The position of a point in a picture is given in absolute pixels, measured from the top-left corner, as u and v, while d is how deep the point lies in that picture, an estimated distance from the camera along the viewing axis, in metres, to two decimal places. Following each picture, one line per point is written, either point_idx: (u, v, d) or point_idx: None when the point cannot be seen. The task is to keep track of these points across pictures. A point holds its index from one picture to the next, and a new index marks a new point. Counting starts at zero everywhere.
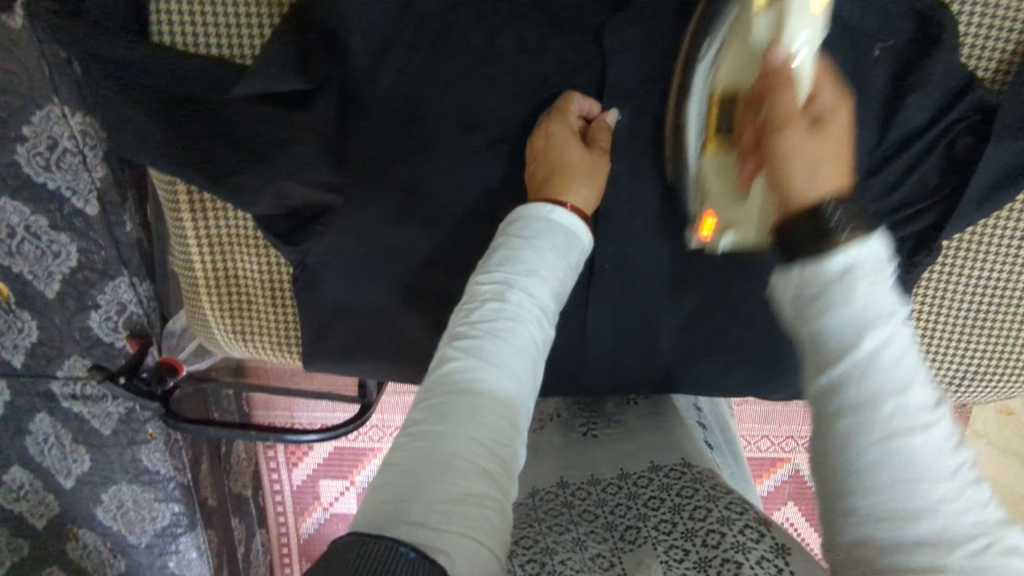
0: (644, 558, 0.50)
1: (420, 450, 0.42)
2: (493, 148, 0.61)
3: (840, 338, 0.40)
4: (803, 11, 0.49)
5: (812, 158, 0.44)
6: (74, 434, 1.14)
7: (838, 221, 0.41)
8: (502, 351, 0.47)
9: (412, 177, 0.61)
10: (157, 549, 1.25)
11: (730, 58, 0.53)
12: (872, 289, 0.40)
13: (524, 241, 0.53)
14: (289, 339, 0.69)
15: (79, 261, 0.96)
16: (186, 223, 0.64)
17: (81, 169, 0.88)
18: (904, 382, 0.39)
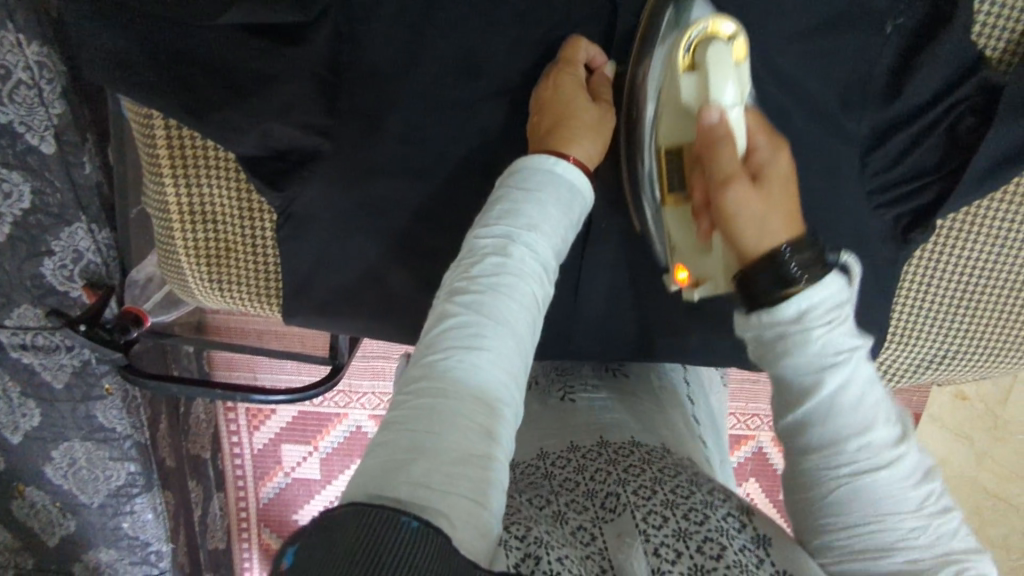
0: (624, 530, 0.49)
1: (420, 408, 0.40)
2: (496, 99, 0.58)
3: (808, 377, 0.48)
4: (725, 72, 0.51)
5: (755, 212, 0.48)
6: (23, 387, 1.08)
7: (798, 266, 0.47)
8: (502, 307, 0.45)
9: (410, 123, 0.58)
10: (111, 510, 1.21)
11: (666, 115, 0.55)
12: (831, 333, 0.47)
13: (527, 193, 0.50)
14: (270, 293, 0.65)
15: (33, 203, 0.93)
16: (161, 161, 0.60)
17: (36, 104, 0.85)
18: (867, 415, 0.47)
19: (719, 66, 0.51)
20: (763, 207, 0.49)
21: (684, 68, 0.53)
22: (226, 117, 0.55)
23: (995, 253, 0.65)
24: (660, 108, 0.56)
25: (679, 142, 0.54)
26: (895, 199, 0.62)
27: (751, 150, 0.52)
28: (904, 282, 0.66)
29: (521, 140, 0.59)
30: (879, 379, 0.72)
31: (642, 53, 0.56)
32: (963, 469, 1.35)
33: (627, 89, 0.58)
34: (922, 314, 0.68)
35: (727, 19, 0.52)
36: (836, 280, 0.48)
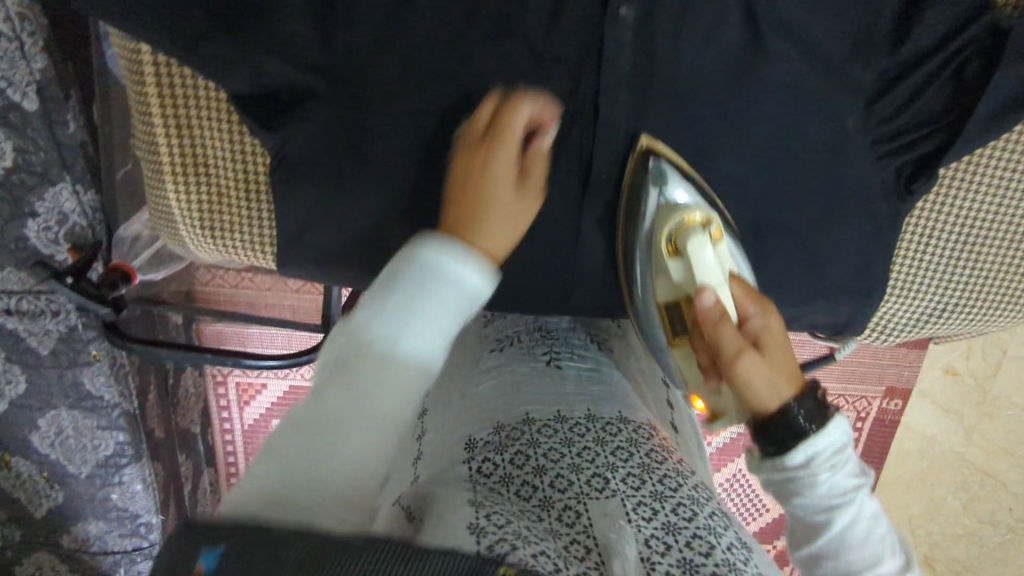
0: (610, 511, 0.49)
1: (286, 455, 0.43)
2: (496, 39, 0.55)
3: (818, 515, 0.51)
4: (704, 249, 0.56)
5: (764, 373, 0.51)
6: (8, 353, 1.06)
7: (804, 417, 0.50)
8: (363, 385, 0.45)
9: (405, 63, 0.55)
10: (98, 481, 1.19)
11: (663, 279, 0.60)
12: (835, 475, 0.50)
13: (423, 281, 0.47)
14: (263, 241, 0.63)
15: (15, 162, 0.94)
16: (151, 100, 0.58)
17: (18, 58, 0.87)
18: (875, 548, 0.51)
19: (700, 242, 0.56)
20: (768, 369, 0.52)
21: (670, 252, 0.59)
22: (209, 54, 0.53)
23: (998, 205, 0.65)
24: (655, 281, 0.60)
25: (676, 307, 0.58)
26: (896, 150, 0.60)
27: (745, 315, 0.55)
28: (905, 234, 0.66)
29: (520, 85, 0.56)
30: (879, 334, 0.71)
31: (627, 224, 0.61)
32: (950, 444, 1.37)
33: (620, 247, 0.62)
34: (921, 270, 0.67)
35: (699, 208, 0.58)
36: (838, 425, 0.51)
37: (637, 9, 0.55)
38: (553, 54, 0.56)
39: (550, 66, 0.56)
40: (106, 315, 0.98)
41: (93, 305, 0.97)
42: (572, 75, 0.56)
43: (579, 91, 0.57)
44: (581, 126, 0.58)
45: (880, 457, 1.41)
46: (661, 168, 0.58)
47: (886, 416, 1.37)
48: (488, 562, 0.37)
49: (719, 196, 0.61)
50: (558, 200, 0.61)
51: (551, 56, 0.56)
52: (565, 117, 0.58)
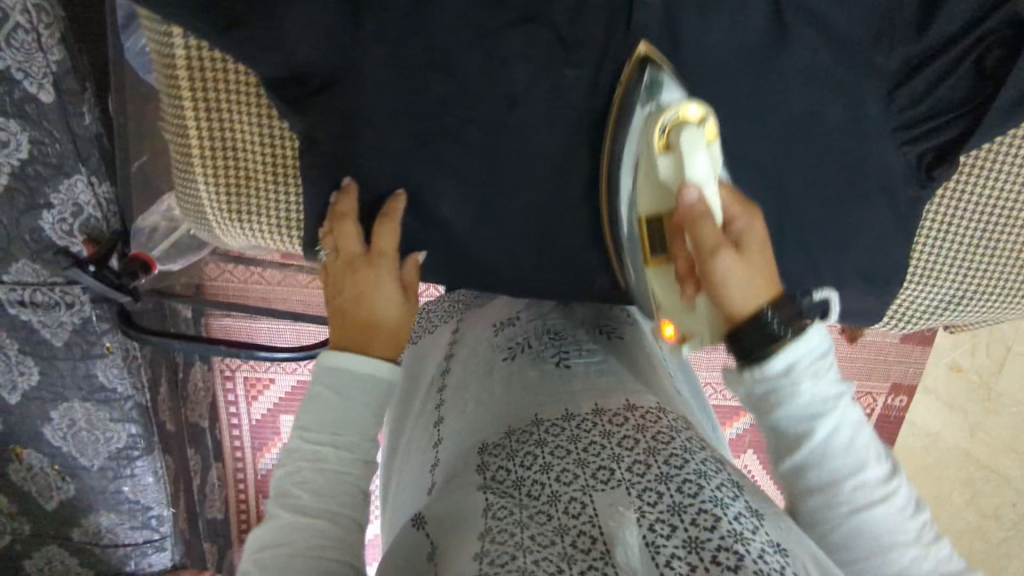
0: (616, 501, 0.49)
1: (266, 538, 0.49)
2: (520, 27, 0.56)
3: (797, 426, 0.51)
4: (698, 148, 0.50)
5: (741, 278, 0.49)
6: (21, 345, 1.06)
7: (778, 323, 0.50)
8: (316, 488, 0.51)
9: (431, 49, 0.56)
10: (111, 473, 1.20)
11: (643, 186, 0.54)
12: (814, 385, 0.50)
13: (332, 386, 0.55)
14: (290, 222, 0.63)
15: (32, 153, 0.94)
16: (181, 83, 0.59)
17: (35, 49, 0.88)
18: (855, 455, 0.51)
19: (696, 139, 0.50)
20: (747, 272, 0.50)
21: (661, 147, 0.52)
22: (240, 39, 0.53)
23: (1015, 195, 0.65)
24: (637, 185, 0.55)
25: (660, 214, 0.53)
26: (917, 136, 0.62)
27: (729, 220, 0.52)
28: (925, 221, 0.67)
29: (546, 71, 0.57)
30: (895, 322, 0.72)
31: (619, 124, 0.55)
32: (955, 440, 1.40)
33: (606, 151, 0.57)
34: (939, 260, 0.68)
35: (697, 101, 0.51)
36: (818, 333, 0.51)
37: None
38: (579, 40, 0.56)
39: (575, 52, 0.56)
40: (128, 303, 1.04)
41: (113, 293, 1.02)
42: (597, 60, 0.56)
43: (603, 76, 0.56)
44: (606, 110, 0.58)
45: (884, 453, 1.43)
46: (658, 77, 0.53)
47: (891, 413, 1.39)
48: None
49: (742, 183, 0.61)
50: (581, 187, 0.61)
51: (576, 41, 0.56)
52: (586, 104, 0.58)
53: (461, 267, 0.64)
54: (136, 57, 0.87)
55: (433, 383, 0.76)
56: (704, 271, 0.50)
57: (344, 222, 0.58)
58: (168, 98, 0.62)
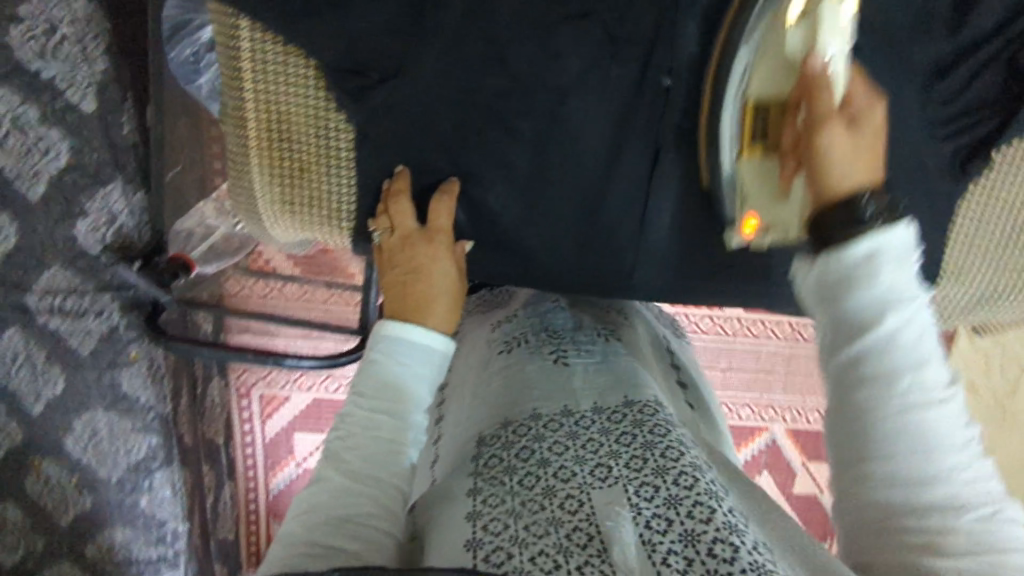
0: (614, 499, 0.46)
1: (308, 505, 0.49)
2: (570, 25, 0.58)
3: (866, 313, 0.46)
4: (833, 27, 0.52)
5: (848, 153, 0.50)
6: (49, 354, 1.07)
7: (871, 212, 0.47)
8: (366, 455, 0.52)
9: (485, 45, 0.59)
10: (129, 486, 1.20)
11: (763, 68, 0.55)
12: (893, 273, 0.46)
13: (383, 356, 0.56)
14: (341, 215, 0.66)
15: (71, 161, 0.97)
16: (247, 75, 0.60)
17: (80, 60, 0.93)
18: (925, 355, 0.45)
19: (831, 22, 0.52)
20: (853, 151, 0.50)
21: (795, 21, 0.53)
22: (303, 30, 0.57)
23: None
24: (751, 65, 0.55)
25: (773, 98, 0.54)
26: (954, 131, 0.63)
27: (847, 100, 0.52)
28: (959, 217, 0.68)
29: (595, 66, 0.59)
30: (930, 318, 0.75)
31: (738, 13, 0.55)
32: None
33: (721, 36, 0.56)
34: (973, 257, 0.70)
35: None
36: (905, 227, 0.47)
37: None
38: (626, 37, 0.59)
39: (624, 48, 0.59)
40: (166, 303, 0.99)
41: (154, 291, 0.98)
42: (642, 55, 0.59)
43: (649, 71, 0.60)
44: (651, 101, 0.61)
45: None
46: None
47: None
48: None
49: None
50: (626, 178, 0.63)
51: (625, 38, 0.59)
52: (632, 98, 0.61)
53: (509, 262, 0.67)
54: (179, 66, 0.88)
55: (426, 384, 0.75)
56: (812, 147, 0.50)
57: (399, 199, 0.62)
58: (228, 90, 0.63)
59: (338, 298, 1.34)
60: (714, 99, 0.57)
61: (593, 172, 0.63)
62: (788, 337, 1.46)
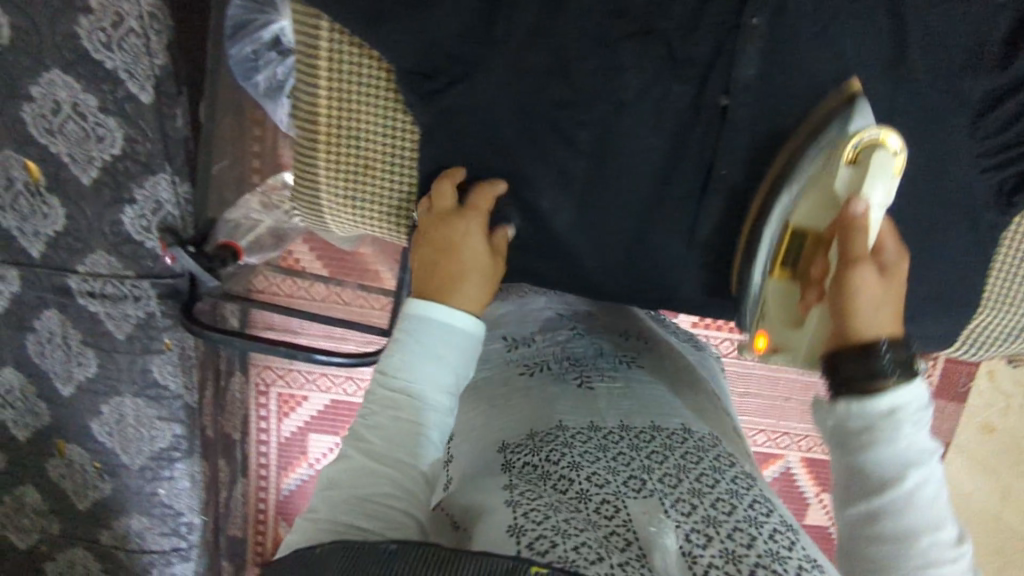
0: (651, 510, 0.47)
1: (334, 482, 0.52)
2: (635, 42, 0.60)
3: (886, 471, 0.50)
4: (882, 174, 0.54)
5: (873, 300, 0.52)
6: (83, 336, 1.09)
7: (892, 363, 0.50)
8: (389, 436, 0.54)
9: (550, 57, 0.61)
10: (149, 474, 1.20)
11: (811, 195, 0.58)
12: (912, 434, 0.50)
13: (408, 335, 0.57)
14: (400, 212, 0.69)
15: (123, 149, 0.99)
16: (322, 77, 0.63)
17: (143, 53, 0.93)
18: (934, 516, 0.49)
19: (880, 170, 0.54)
20: (880, 302, 0.52)
21: (847, 158, 0.55)
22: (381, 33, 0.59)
23: None
24: (801, 195, 0.58)
25: (811, 227, 0.57)
26: (997, 164, 0.66)
27: (880, 248, 0.56)
28: (996, 260, 0.71)
29: (654, 84, 0.61)
30: (965, 346, 0.78)
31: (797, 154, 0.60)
32: (982, 499, 1.41)
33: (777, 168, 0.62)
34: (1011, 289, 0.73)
35: (895, 134, 0.55)
36: (922, 386, 0.51)
37: (772, 14, 0.59)
38: (689, 56, 0.60)
39: (683, 68, 0.61)
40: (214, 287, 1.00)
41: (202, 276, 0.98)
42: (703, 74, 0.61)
43: (707, 91, 0.62)
44: (707, 121, 0.63)
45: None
46: (858, 104, 0.58)
47: None
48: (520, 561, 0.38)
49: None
50: (677, 196, 0.66)
51: (686, 57, 0.61)
52: (690, 114, 0.63)
53: (559, 267, 0.70)
54: (238, 63, 0.92)
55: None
56: (839, 280, 0.52)
57: (442, 182, 0.64)
58: (300, 86, 0.65)
59: (362, 301, 1.36)
60: (764, 210, 0.62)
61: (644, 189, 0.65)
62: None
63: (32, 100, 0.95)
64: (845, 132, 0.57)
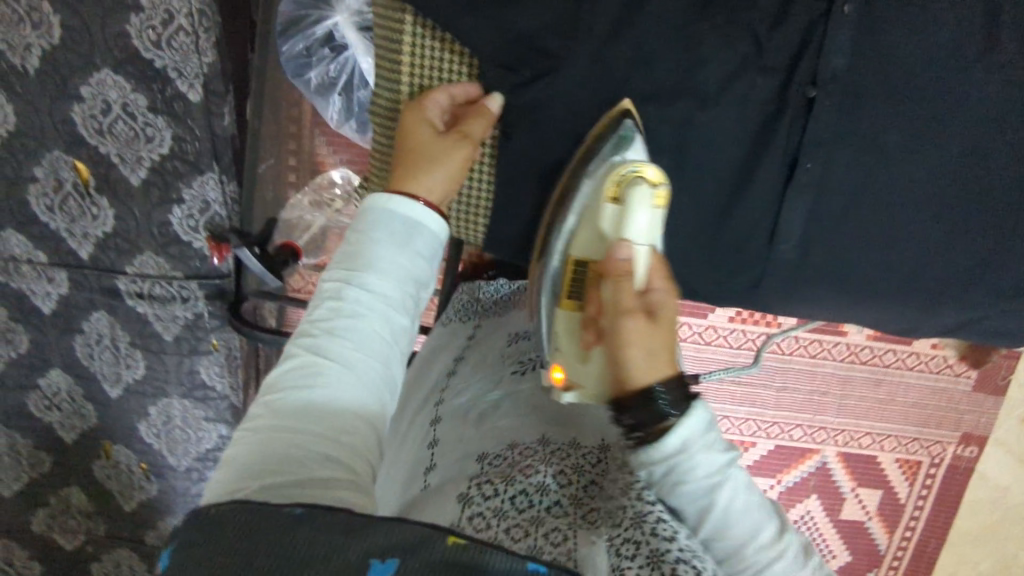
0: (595, 536, 0.45)
1: (276, 422, 0.49)
2: (722, 36, 0.62)
3: (696, 504, 0.48)
4: (643, 206, 0.61)
5: (644, 346, 0.53)
6: (131, 337, 1.09)
7: (668, 400, 0.49)
8: (348, 344, 0.53)
9: (635, 52, 0.62)
10: (196, 475, 1.19)
11: (584, 232, 0.66)
12: (707, 462, 0.48)
13: (363, 234, 0.57)
14: (480, 205, 0.75)
15: (172, 148, 0.98)
16: (404, 66, 0.68)
17: (192, 50, 0.91)
18: (749, 521, 0.48)
19: (641, 198, 0.61)
20: (653, 340, 0.53)
21: (611, 199, 0.64)
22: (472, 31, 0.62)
23: None
24: (579, 229, 0.66)
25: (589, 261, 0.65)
26: None
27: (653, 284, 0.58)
28: None
29: (741, 73, 0.63)
30: None
31: (577, 173, 0.66)
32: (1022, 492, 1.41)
33: (553, 202, 0.69)
34: None
35: (651, 167, 0.62)
36: (702, 408, 0.49)
37: (860, 4, 0.60)
38: (776, 45, 0.62)
39: (768, 57, 0.63)
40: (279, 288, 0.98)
41: (267, 278, 0.96)
42: (789, 67, 0.63)
43: (793, 84, 0.63)
44: (794, 113, 0.64)
45: (956, 506, 1.44)
46: (629, 133, 0.64)
47: (961, 464, 1.41)
48: (437, 534, 0.38)
49: (921, 199, 0.67)
50: (761, 189, 0.68)
51: (771, 49, 0.62)
52: (776, 105, 0.64)
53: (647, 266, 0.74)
54: (290, 60, 0.92)
55: (437, 385, 0.75)
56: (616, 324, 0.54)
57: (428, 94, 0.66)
58: (383, 84, 0.70)
59: None
60: (548, 248, 0.68)
61: (727, 182, 0.68)
62: (847, 358, 1.35)
63: (83, 100, 0.94)
64: (606, 168, 0.64)
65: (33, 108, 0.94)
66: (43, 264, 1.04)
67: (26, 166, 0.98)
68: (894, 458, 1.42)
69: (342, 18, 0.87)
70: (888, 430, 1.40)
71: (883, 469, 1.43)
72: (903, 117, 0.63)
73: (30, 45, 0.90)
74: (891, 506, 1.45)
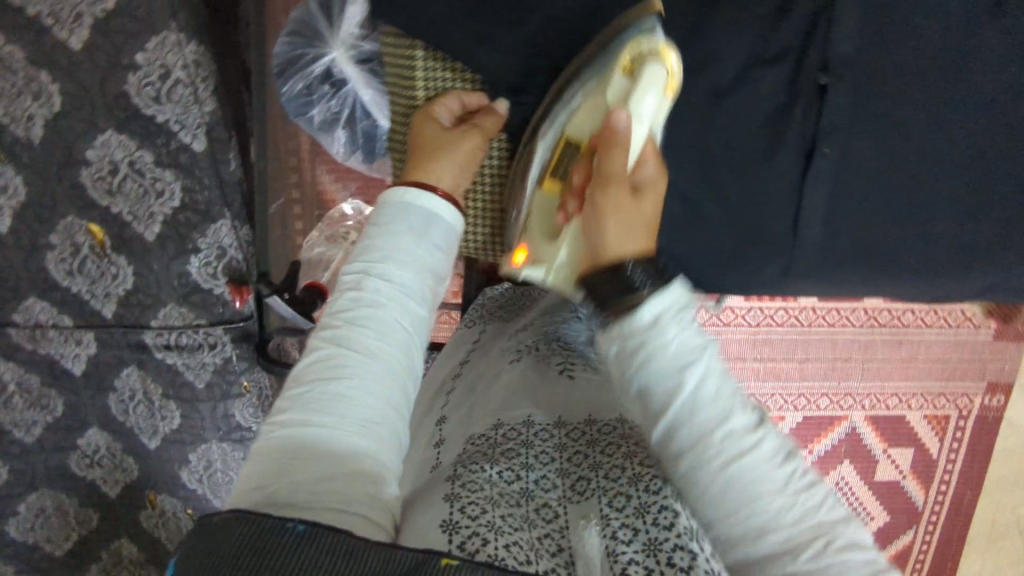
0: (587, 511, 0.51)
1: (299, 417, 0.50)
2: (724, 40, 0.66)
3: (668, 381, 0.52)
4: (650, 89, 0.62)
5: (622, 219, 0.58)
6: (164, 389, 1.10)
7: (638, 279, 0.54)
8: (375, 332, 0.54)
9: None
10: None
11: (581, 111, 0.67)
12: (680, 333, 0.53)
13: (379, 230, 0.60)
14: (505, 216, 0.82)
15: (183, 201, 0.98)
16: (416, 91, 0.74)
17: (192, 101, 0.92)
18: (723, 407, 0.50)
19: (649, 81, 0.61)
20: (637, 212, 0.59)
21: (625, 69, 0.64)
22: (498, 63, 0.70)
23: None
24: (577, 107, 0.67)
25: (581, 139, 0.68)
26: None
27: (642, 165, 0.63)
28: None
29: (748, 71, 0.67)
30: None
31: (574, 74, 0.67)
32: None
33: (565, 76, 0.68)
34: None
35: (674, 51, 0.62)
36: (674, 288, 0.54)
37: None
38: (776, 41, 0.66)
39: (770, 53, 0.67)
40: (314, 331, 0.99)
41: (301, 322, 0.98)
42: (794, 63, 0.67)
43: (802, 74, 0.67)
44: (806, 102, 0.68)
45: (987, 456, 1.44)
46: (650, 25, 0.63)
47: (989, 413, 1.42)
48: (430, 556, 0.40)
49: (932, 171, 0.69)
50: (779, 178, 0.70)
51: (772, 45, 0.66)
52: (785, 97, 0.68)
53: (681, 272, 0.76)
54: (291, 99, 0.93)
55: (442, 388, 0.76)
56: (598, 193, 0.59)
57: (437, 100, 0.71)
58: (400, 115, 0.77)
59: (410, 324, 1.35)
60: (540, 129, 0.70)
61: (750, 179, 0.70)
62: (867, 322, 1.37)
63: (90, 162, 0.94)
64: (622, 47, 0.64)
65: (42, 175, 0.95)
66: (69, 327, 1.05)
67: (41, 234, 0.99)
68: (922, 415, 1.42)
69: (338, 54, 0.86)
70: (913, 388, 1.40)
71: (913, 427, 1.43)
72: (900, 96, 0.67)
73: (33, 115, 0.91)
74: (925, 464, 1.45)
